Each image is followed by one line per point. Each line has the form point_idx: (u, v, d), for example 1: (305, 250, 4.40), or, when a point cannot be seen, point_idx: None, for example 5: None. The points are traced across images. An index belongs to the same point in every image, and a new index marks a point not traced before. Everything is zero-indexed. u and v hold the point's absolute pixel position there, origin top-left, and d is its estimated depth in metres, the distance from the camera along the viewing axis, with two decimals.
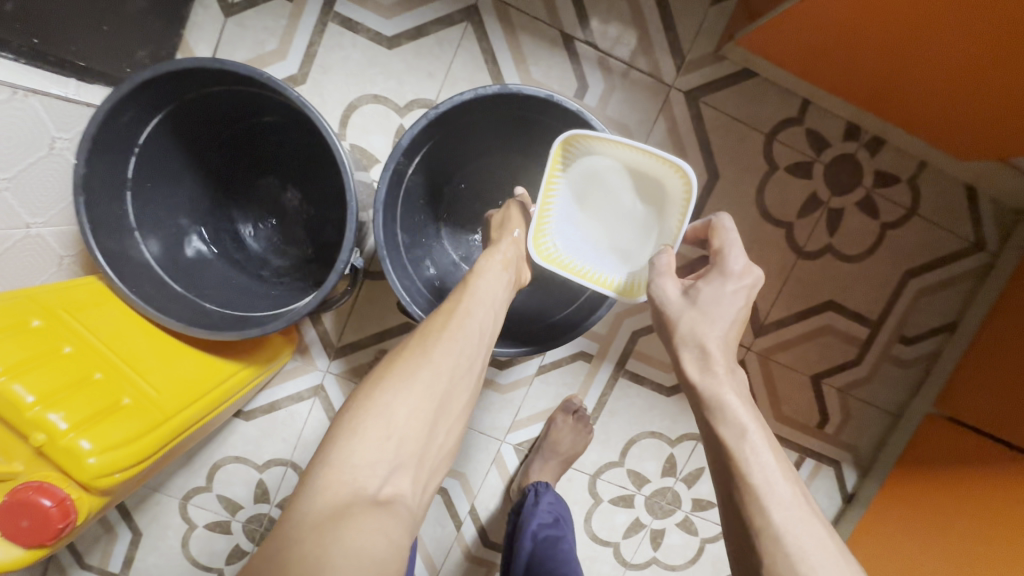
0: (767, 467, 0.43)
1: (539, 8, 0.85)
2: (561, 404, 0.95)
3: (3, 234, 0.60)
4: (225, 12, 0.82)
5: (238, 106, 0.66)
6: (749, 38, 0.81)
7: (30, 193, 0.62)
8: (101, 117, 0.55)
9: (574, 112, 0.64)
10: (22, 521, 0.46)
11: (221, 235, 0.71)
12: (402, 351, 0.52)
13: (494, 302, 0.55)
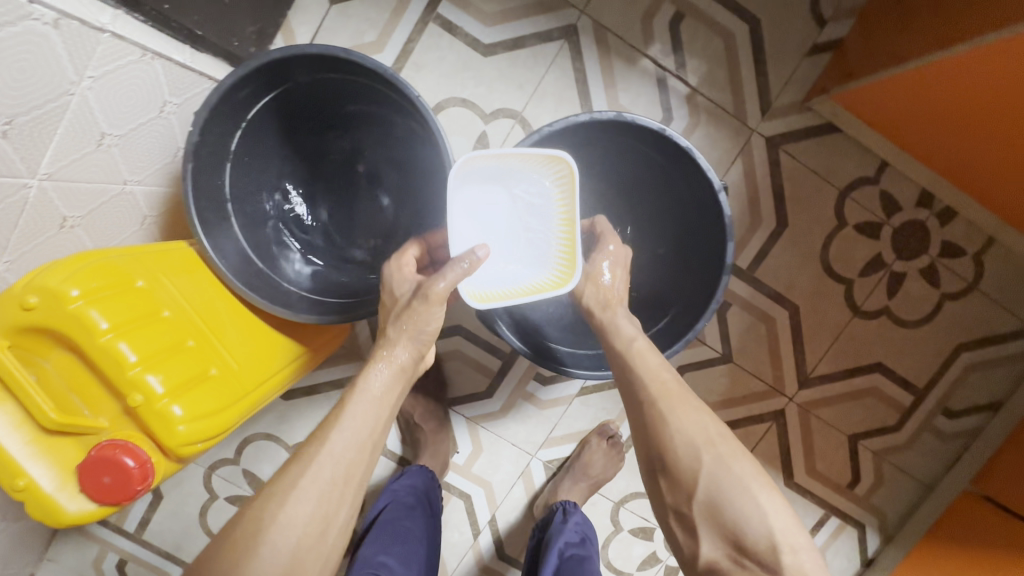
0: (644, 367, 0.59)
1: (636, 36, 0.86)
2: (598, 428, 0.95)
3: (102, 188, 0.61)
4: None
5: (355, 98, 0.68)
6: (845, 93, 0.82)
7: (134, 153, 0.63)
8: (224, 90, 0.57)
9: (684, 149, 0.66)
10: (103, 478, 0.47)
11: (305, 221, 0.72)
12: (229, 537, 0.51)
13: (337, 477, 0.54)
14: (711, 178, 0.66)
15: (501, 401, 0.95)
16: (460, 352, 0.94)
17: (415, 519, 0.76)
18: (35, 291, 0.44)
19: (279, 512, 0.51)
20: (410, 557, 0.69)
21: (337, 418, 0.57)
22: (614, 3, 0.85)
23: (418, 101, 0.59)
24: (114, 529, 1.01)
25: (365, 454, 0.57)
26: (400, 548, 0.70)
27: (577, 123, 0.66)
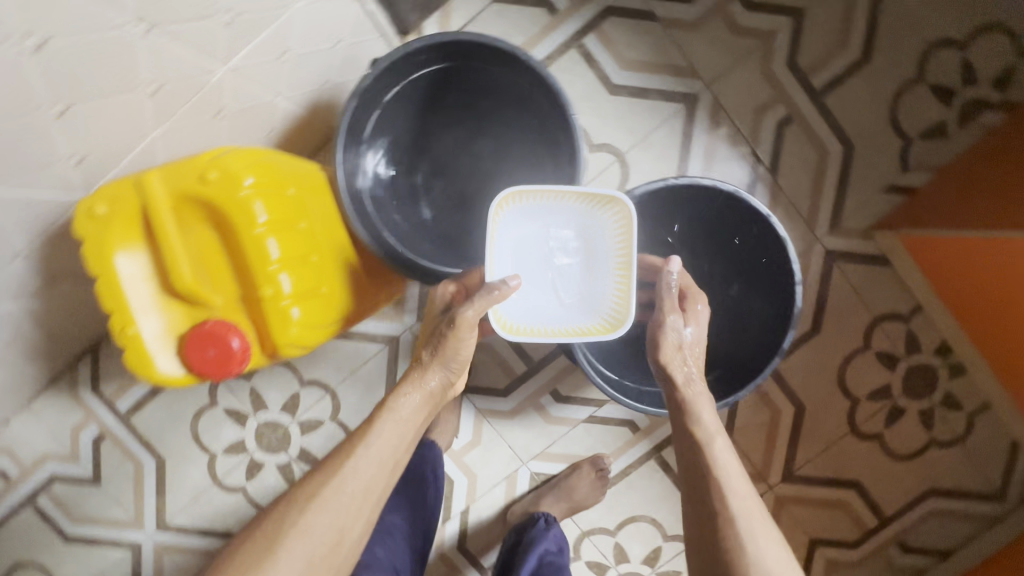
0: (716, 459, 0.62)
1: (745, 122, 0.93)
2: (592, 457, 0.99)
3: (262, 93, 0.66)
4: None
5: (502, 99, 0.73)
6: (911, 234, 0.90)
7: (299, 73, 0.68)
8: (411, 47, 0.65)
9: (780, 238, 0.73)
10: (210, 349, 0.58)
11: (408, 186, 0.76)
12: (260, 528, 0.59)
13: (357, 492, 0.60)
14: (792, 269, 0.73)
15: (512, 404, 0.99)
16: (491, 346, 0.99)
17: (419, 487, 0.80)
18: (210, 177, 0.57)
19: (306, 516, 0.58)
20: (417, 521, 0.78)
21: (367, 436, 0.62)
22: (735, 88, 0.92)
23: (568, 115, 0.67)
24: (104, 403, 1.01)
25: (386, 469, 0.62)
26: (410, 511, 0.79)
27: (699, 186, 0.74)
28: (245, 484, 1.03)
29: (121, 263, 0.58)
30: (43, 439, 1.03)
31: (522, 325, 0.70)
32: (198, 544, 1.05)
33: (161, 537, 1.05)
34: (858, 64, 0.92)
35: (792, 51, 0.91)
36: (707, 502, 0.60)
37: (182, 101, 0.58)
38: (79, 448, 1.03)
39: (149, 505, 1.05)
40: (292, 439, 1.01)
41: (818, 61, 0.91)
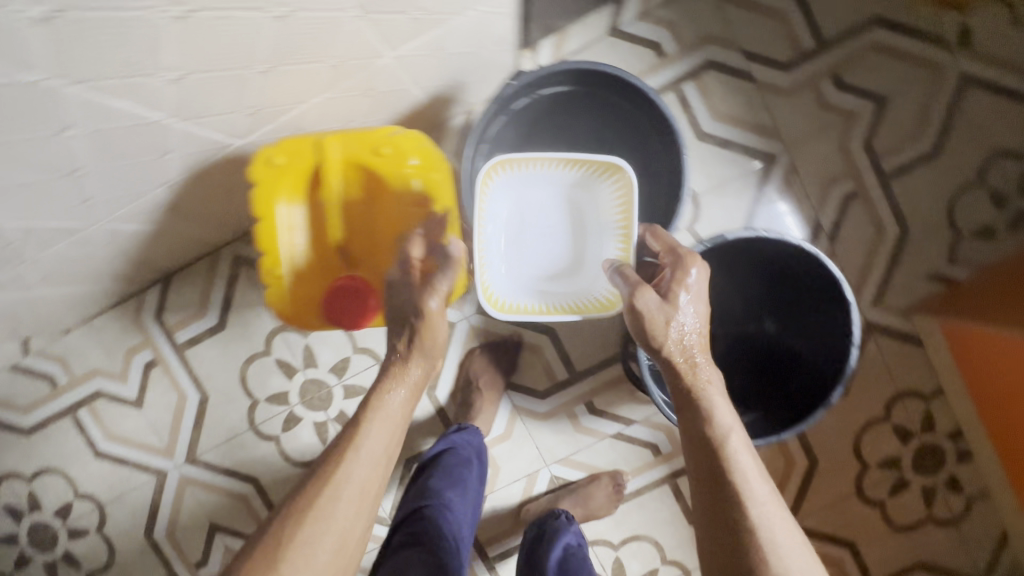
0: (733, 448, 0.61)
1: (814, 189, 1.00)
2: (613, 471, 1.04)
3: (405, 81, 0.73)
4: (609, 31, 0.97)
5: (619, 132, 0.80)
6: (953, 323, 0.96)
7: (438, 70, 0.75)
8: (552, 68, 0.71)
9: (846, 304, 0.77)
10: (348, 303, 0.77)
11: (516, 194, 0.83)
12: (256, 551, 0.56)
13: (359, 489, 0.60)
14: (852, 334, 0.77)
15: (548, 406, 1.05)
16: (539, 349, 1.04)
17: (472, 468, 0.83)
18: (378, 154, 0.75)
19: (310, 529, 0.57)
20: (475, 501, 0.80)
21: (363, 425, 0.64)
22: (813, 156, 0.99)
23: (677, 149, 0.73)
24: (164, 332, 1.06)
25: (385, 457, 0.64)
26: (472, 493, 0.81)
27: (779, 241, 0.79)
28: (280, 434, 1.07)
29: (295, 212, 0.77)
30: (98, 355, 1.08)
31: (511, 300, 0.79)
32: (222, 483, 1.09)
33: (188, 470, 1.10)
34: (927, 157, 0.99)
35: (870, 133, 0.98)
36: (720, 488, 0.60)
37: (350, 78, 0.64)
38: (130, 371, 1.08)
39: (184, 437, 1.09)
40: (334, 400, 1.06)
41: (892, 147, 0.99)
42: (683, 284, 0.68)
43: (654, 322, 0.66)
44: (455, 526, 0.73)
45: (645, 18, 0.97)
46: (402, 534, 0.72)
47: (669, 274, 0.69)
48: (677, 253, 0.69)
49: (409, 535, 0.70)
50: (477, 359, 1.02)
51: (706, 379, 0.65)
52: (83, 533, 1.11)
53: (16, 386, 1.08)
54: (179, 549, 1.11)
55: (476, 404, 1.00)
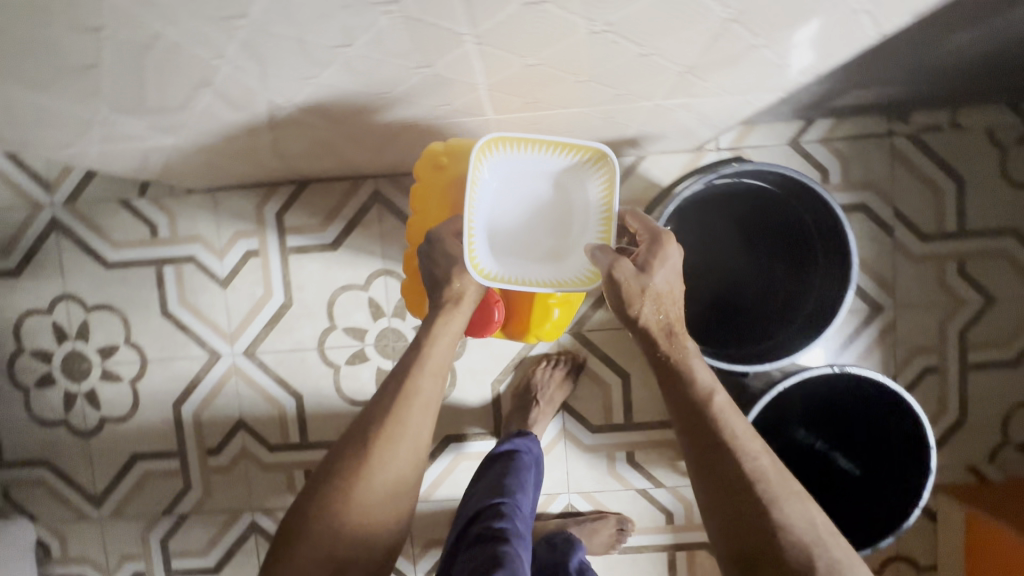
0: (734, 425, 0.65)
1: (903, 350, 1.07)
2: (619, 515, 1.08)
3: (631, 121, 0.83)
4: (789, 142, 1.04)
5: (794, 246, 0.85)
6: (974, 513, 1.02)
7: (656, 121, 0.85)
8: (769, 167, 0.77)
9: (924, 470, 0.83)
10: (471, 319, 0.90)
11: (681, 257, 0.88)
12: (360, 430, 0.68)
13: (429, 380, 0.69)
14: (920, 498, 0.82)
15: (593, 441, 1.10)
16: (608, 388, 1.09)
17: (529, 471, 0.90)
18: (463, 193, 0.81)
19: (392, 425, 0.67)
20: (534, 500, 0.86)
21: (422, 351, 0.70)
22: (913, 321, 1.07)
23: (845, 273, 0.76)
24: (278, 229, 1.09)
25: (438, 383, 0.71)
26: (532, 491, 0.87)
27: (886, 392, 0.84)
28: (342, 364, 1.11)
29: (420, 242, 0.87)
30: (207, 223, 1.10)
31: (501, 274, 0.76)
32: (267, 386, 1.12)
33: (241, 361, 1.12)
34: (1006, 364, 1.07)
35: (969, 323, 1.07)
36: (719, 456, 0.64)
37: (615, 101, 0.69)
38: (230, 251, 1.10)
39: (251, 331, 1.11)
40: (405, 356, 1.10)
41: (981, 343, 1.07)
42: (661, 258, 0.70)
43: (625, 284, 0.68)
44: (524, 523, 0.78)
45: (826, 143, 1.04)
46: (480, 528, 0.74)
47: (645, 250, 0.71)
48: (652, 232, 0.72)
49: (488, 529, 0.73)
50: (538, 374, 1.06)
51: (682, 343, 0.69)
52: (115, 378, 1.12)
53: (119, 220, 1.10)
54: (199, 429, 1.13)
55: (532, 413, 1.04)
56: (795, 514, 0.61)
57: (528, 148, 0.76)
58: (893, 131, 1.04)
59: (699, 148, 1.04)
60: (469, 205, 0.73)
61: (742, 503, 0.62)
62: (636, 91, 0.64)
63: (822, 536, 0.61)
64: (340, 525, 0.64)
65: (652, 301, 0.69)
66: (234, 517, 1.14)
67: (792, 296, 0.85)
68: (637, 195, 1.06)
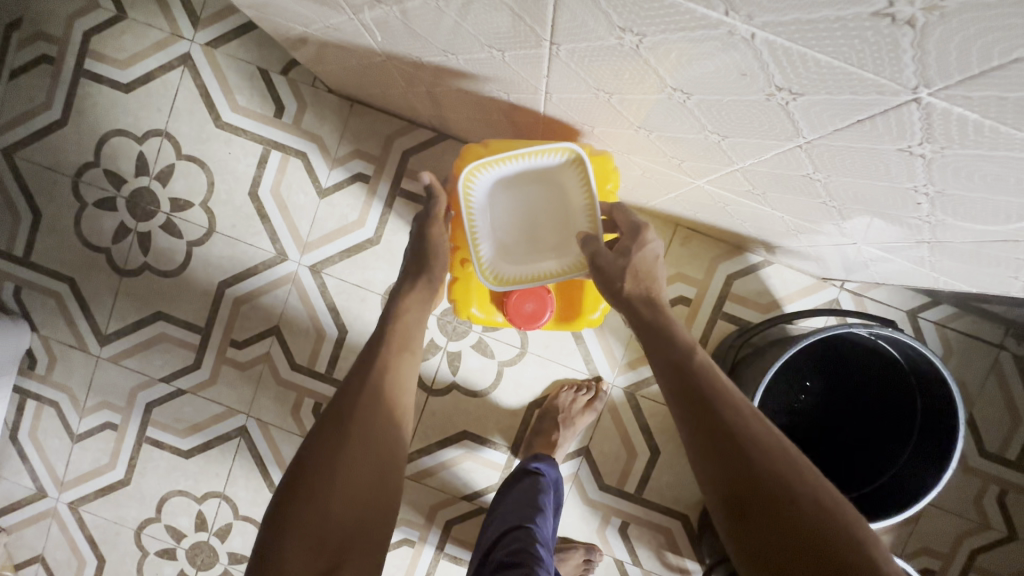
0: (722, 383, 0.62)
1: (914, 544, 1.08)
2: (588, 545, 1.07)
3: (803, 232, 0.82)
4: (908, 312, 1.04)
5: (893, 417, 0.85)
6: None
7: (819, 240, 0.85)
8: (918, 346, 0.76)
9: None
10: (526, 304, 0.81)
11: (784, 379, 0.88)
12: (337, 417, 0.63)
13: (397, 349, 0.71)
14: None
15: (597, 496, 1.09)
16: (634, 457, 1.08)
17: (550, 493, 0.85)
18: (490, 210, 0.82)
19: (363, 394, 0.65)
20: (553, 526, 0.81)
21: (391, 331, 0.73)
22: (935, 522, 1.08)
23: (938, 473, 0.76)
24: (398, 166, 1.06)
25: (410, 356, 0.72)
26: (551, 515, 0.83)
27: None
28: None
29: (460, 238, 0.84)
30: (332, 129, 1.06)
31: (509, 276, 0.81)
32: (317, 307, 1.08)
33: (303, 273, 1.08)
34: None
35: (983, 547, 1.08)
36: (703, 415, 0.59)
37: (833, 220, 0.67)
38: (343, 165, 1.06)
39: (327, 249, 1.07)
40: (461, 340, 1.06)
41: (986, 569, 1.08)
42: (639, 244, 0.70)
43: (609, 267, 0.70)
44: (547, 552, 0.72)
45: (939, 328, 1.04)
46: (502, 554, 0.70)
47: (625, 238, 0.71)
48: (633, 220, 0.72)
49: (510, 555, 0.69)
50: (562, 398, 1.03)
51: (661, 306, 0.68)
52: (176, 233, 1.07)
53: (250, 86, 1.05)
54: (233, 318, 1.09)
55: (554, 439, 1.01)
56: (786, 466, 0.54)
57: (510, 159, 0.77)
58: (1004, 346, 1.04)
59: (825, 278, 1.03)
60: (470, 229, 0.79)
61: (716, 447, 0.57)
62: (879, 226, 0.61)
63: (807, 479, 0.54)
64: (336, 506, 0.58)
65: (632, 276, 0.69)
66: (228, 414, 1.11)
67: (868, 460, 0.86)
68: (748, 294, 1.04)
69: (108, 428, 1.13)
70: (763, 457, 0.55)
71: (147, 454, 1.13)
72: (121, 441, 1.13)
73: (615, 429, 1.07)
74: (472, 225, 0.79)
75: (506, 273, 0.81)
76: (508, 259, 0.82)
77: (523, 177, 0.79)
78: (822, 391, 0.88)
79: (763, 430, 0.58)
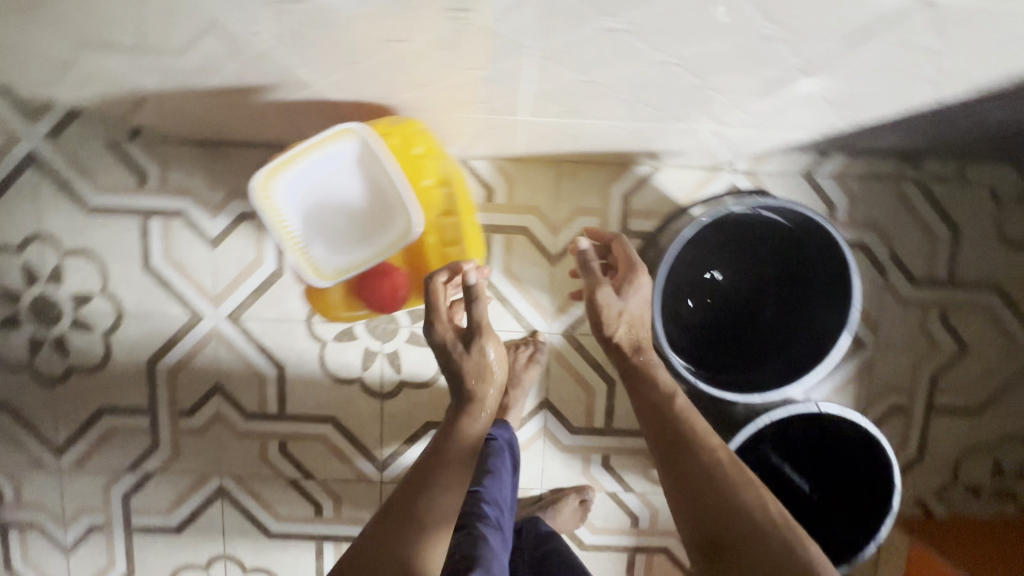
0: (701, 429, 0.76)
1: (877, 385, 1.12)
2: (578, 488, 1.11)
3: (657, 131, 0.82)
4: (803, 173, 1.05)
5: (796, 276, 0.86)
6: (920, 549, 1.08)
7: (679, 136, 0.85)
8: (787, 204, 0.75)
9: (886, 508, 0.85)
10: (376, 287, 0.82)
11: (683, 277, 0.88)
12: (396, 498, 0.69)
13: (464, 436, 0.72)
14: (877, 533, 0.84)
15: (571, 442, 1.11)
16: (593, 393, 1.10)
17: (507, 457, 0.86)
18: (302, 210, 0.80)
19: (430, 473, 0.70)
20: (512, 492, 0.83)
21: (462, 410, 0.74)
22: (890, 360, 1.11)
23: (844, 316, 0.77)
24: None
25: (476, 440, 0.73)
26: (509, 482, 0.84)
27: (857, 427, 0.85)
28: (329, 340, 1.08)
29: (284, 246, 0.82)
30: (200, 178, 1.04)
31: (340, 267, 0.80)
32: (248, 353, 1.09)
33: (223, 325, 1.08)
34: (971, 410, 1.13)
35: (940, 370, 1.11)
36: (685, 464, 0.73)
37: (660, 111, 0.67)
38: (224, 209, 1.05)
39: (238, 295, 1.07)
40: (395, 339, 1.08)
41: (949, 388, 1.12)
42: (634, 284, 0.80)
43: (605, 313, 0.80)
44: (496, 509, 0.79)
45: (838, 179, 1.06)
46: None
47: (622, 279, 0.82)
48: (629, 262, 0.82)
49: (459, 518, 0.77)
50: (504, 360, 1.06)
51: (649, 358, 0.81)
52: (89, 328, 1.07)
53: (106, 163, 1.04)
54: (173, 389, 1.09)
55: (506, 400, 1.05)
56: (753, 510, 0.67)
57: (297, 156, 0.75)
58: (903, 176, 1.06)
59: (715, 167, 1.04)
60: (283, 235, 0.77)
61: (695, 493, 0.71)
62: (689, 93, 0.62)
63: (766, 524, 0.66)
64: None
65: (626, 325, 0.81)
66: (202, 480, 1.12)
67: (785, 324, 0.87)
68: (648, 206, 1.05)
69: (95, 531, 1.14)
70: (732, 512, 0.68)
71: (141, 543, 1.14)
72: (112, 539, 1.14)
73: (566, 374, 1.09)
74: (284, 232, 0.78)
75: (336, 266, 0.80)
76: (335, 253, 0.81)
77: (321, 170, 0.78)
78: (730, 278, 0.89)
79: (734, 473, 0.71)
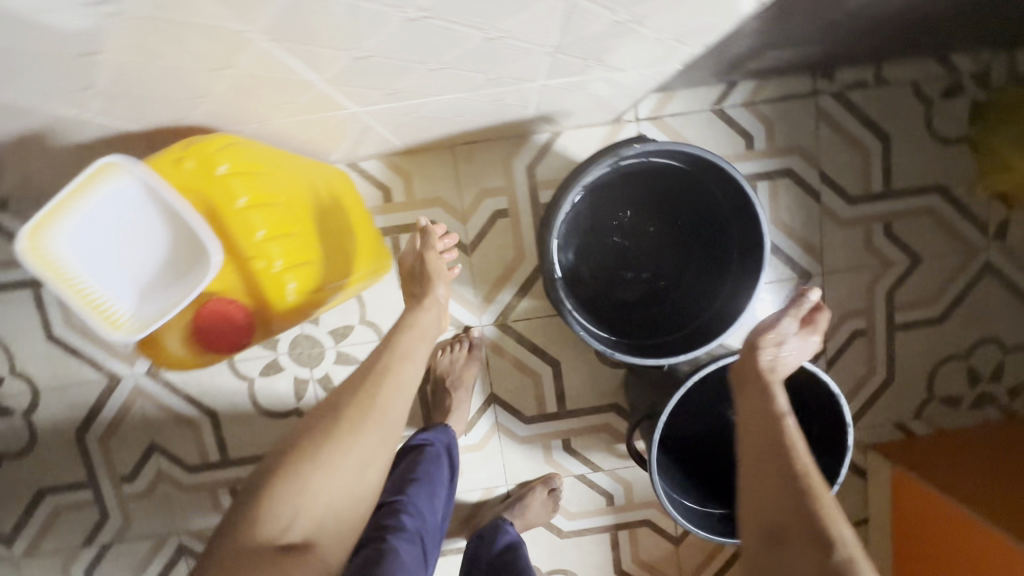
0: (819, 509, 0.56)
1: (833, 314, 1.06)
2: (544, 478, 1.06)
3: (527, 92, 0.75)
4: (712, 108, 0.98)
5: (707, 214, 0.80)
6: (904, 473, 1.03)
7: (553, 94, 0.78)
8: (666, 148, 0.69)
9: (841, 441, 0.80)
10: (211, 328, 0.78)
11: (591, 241, 0.83)
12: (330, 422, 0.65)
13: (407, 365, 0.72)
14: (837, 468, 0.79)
15: (527, 432, 1.07)
16: (539, 378, 1.05)
17: (444, 464, 0.83)
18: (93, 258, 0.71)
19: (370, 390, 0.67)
20: (446, 506, 0.81)
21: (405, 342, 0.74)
22: (841, 285, 1.05)
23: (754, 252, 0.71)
24: None
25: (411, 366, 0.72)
26: (444, 495, 0.82)
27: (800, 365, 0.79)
28: (256, 376, 1.03)
29: None
30: None
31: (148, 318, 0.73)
32: (176, 406, 1.04)
33: (144, 382, 1.03)
34: (934, 321, 1.07)
35: (894, 286, 1.06)
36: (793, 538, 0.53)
37: (499, 71, 0.60)
38: None
39: None
40: (323, 363, 1.03)
41: (907, 302, 1.06)
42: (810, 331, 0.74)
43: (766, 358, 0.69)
44: (418, 520, 0.74)
45: (749, 107, 0.99)
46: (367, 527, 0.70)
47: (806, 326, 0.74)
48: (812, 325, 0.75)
49: (374, 530, 0.69)
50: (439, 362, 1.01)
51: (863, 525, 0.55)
52: (7, 412, 1.03)
53: None
54: (108, 457, 1.05)
55: (448, 403, 1.01)
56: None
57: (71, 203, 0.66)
58: (817, 91, 0.99)
59: (617, 120, 0.97)
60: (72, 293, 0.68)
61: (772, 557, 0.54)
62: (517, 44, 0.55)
63: None
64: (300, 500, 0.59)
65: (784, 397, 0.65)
66: (160, 542, 1.09)
67: (706, 266, 0.82)
68: (555, 174, 0.99)
69: None
70: None
71: None
72: None
73: (507, 364, 1.04)
74: (72, 290, 0.68)
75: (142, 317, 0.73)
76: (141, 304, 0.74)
77: (104, 216, 0.70)
78: (644, 231, 0.84)
79: None
